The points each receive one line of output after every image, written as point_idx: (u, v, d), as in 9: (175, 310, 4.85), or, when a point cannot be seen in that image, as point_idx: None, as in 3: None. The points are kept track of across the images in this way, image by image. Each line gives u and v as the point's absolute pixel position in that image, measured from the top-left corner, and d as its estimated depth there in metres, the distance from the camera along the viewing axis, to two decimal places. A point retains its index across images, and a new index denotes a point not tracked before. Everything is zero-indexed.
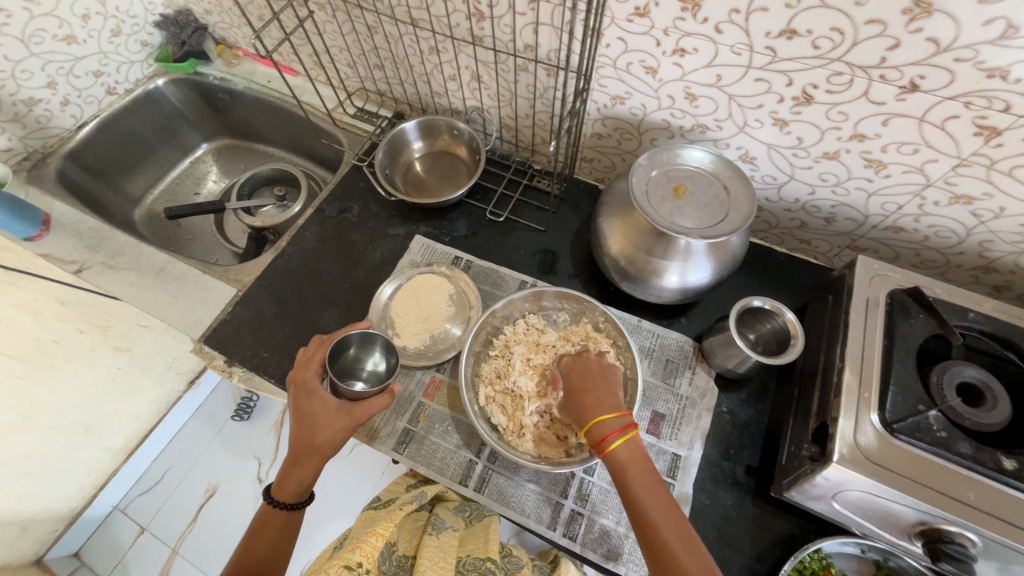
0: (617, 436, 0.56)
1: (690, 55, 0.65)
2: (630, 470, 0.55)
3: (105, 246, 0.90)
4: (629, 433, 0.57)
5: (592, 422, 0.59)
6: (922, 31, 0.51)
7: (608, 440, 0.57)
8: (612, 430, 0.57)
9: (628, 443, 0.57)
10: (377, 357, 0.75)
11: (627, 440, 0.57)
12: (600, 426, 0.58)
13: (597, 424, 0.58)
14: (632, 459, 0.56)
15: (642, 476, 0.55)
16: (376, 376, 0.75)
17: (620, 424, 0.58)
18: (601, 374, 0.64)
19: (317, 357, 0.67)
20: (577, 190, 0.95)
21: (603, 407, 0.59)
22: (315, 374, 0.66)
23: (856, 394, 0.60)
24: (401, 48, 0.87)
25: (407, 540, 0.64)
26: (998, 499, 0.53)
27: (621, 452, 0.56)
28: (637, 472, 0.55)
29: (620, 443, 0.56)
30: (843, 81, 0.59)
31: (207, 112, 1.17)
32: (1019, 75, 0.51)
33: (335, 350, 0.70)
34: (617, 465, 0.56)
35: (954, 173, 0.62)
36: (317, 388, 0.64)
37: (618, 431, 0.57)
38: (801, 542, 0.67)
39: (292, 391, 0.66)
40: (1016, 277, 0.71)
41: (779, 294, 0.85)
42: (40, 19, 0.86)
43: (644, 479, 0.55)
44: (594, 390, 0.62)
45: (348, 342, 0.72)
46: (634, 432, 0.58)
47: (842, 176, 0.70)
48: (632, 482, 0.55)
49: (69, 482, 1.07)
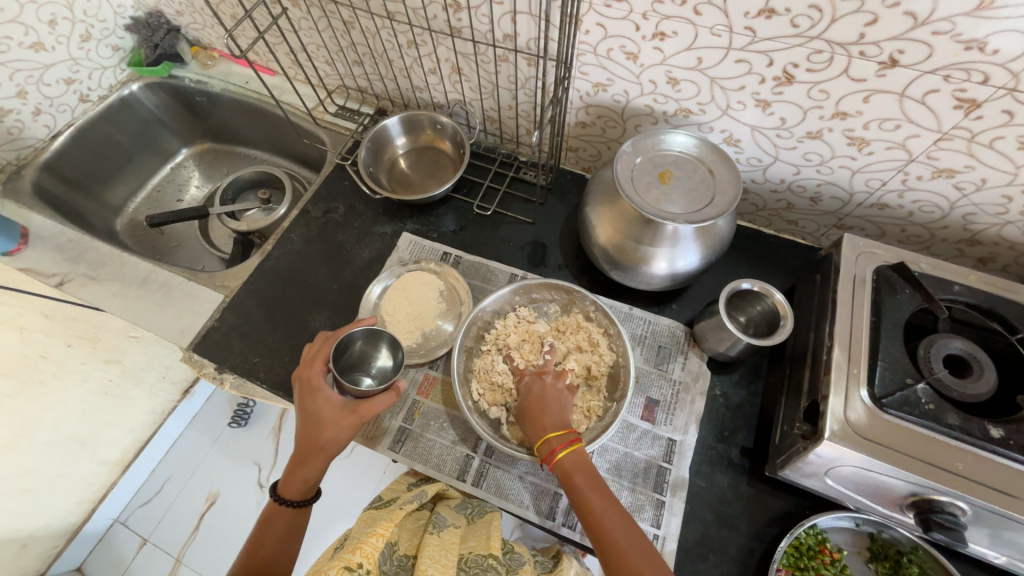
0: (564, 447, 0.59)
1: (670, 38, 0.64)
2: (577, 480, 0.58)
3: (87, 258, 0.89)
4: (574, 445, 0.59)
5: (540, 440, 0.61)
6: (899, 6, 0.51)
7: (555, 453, 0.59)
8: (559, 443, 0.60)
9: (573, 454, 0.59)
10: (384, 353, 0.74)
11: (573, 451, 0.59)
12: (546, 442, 0.60)
13: (545, 438, 0.60)
14: (578, 469, 0.58)
15: (590, 485, 0.57)
16: (383, 372, 0.74)
17: (566, 437, 0.60)
18: (557, 395, 0.66)
19: (321, 355, 0.67)
20: (564, 180, 0.94)
21: (550, 426, 0.62)
22: (320, 372, 0.65)
23: (846, 371, 0.61)
24: (379, 42, 0.86)
25: (409, 539, 0.64)
26: (987, 468, 0.54)
27: (568, 463, 0.59)
28: (584, 482, 0.57)
29: (566, 454, 0.59)
30: (823, 59, 0.59)
31: (185, 116, 1.15)
32: (997, 46, 0.51)
33: (340, 347, 0.70)
34: (564, 477, 0.58)
35: (935, 148, 0.63)
36: (322, 387, 0.64)
37: (563, 443, 0.59)
38: (797, 519, 0.68)
39: (297, 389, 0.66)
40: (1000, 248, 0.72)
41: (769, 276, 0.86)
42: (5, 27, 0.84)
43: (592, 488, 0.57)
44: (547, 410, 0.64)
45: (353, 340, 0.71)
46: (579, 445, 0.60)
47: (826, 155, 0.70)
48: (580, 491, 0.57)
49: (67, 497, 1.06)
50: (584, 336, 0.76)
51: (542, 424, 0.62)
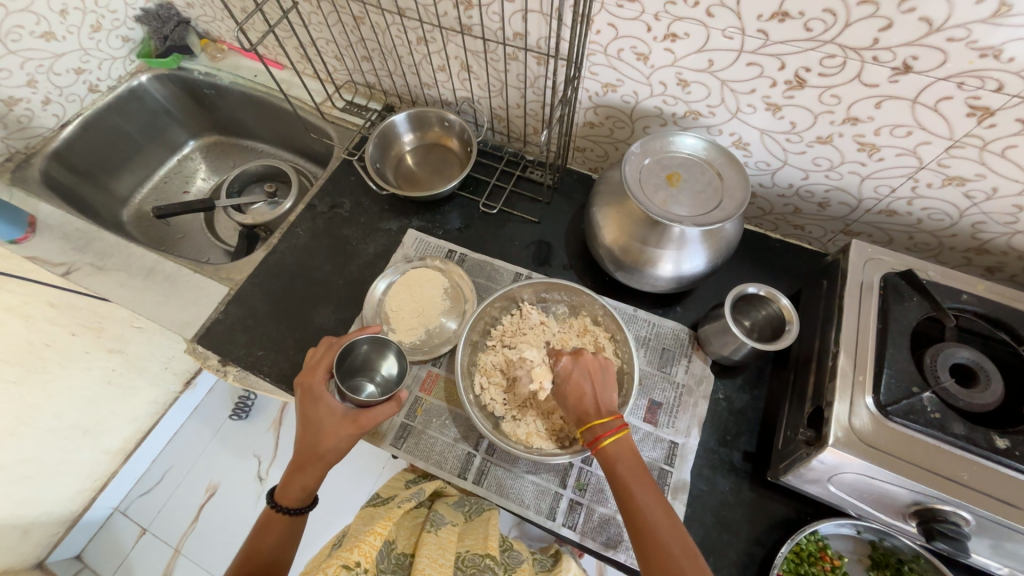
0: (611, 434, 0.58)
1: (681, 40, 0.64)
2: (622, 467, 0.57)
3: (93, 247, 0.89)
4: (622, 433, 0.58)
5: (585, 425, 0.60)
6: (915, 11, 0.51)
7: (601, 439, 0.58)
8: (605, 430, 0.59)
9: (620, 442, 0.58)
10: (389, 362, 0.73)
11: (620, 440, 0.58)
12: (593, 427, 0.59)
13: (589, 426, 0.60)
14: (624, 458, 0.57)
15: (635, 474, 0.56)
16: (386, 381, 0.74)
17: (614, 425, 0.59)
18: (598, 379, 0.64)
19: (324, 362, 0.67)
20: (570, 180, 0.94)
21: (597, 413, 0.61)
22: (323, 380, 0.65)
23: (851, 377, 0.60)
24: (389, 38, 0.86)
25: (407, 537, 0.64)
26: (992, 478, 0.54)
27: (614, 450, 0.58)
28: (629, 470, 0.56)
29: (613, 442, 0.58)
30: (836, 64, 0.58)
31: (193, 109, 1.15)
32: (1013, 54, 0.50)
33: (343, 355, 0.69)
34: (609, 463, 0.58)
35: (946, 155, 0.62)
36: (324, 395, 0.64)
37: (611, 431, 0.59)
38: (798, 525, 0.67)
39: (299, 396, 0.66)
40: (1008, 258, 0.72)
41: (774, 280, 0.85)
42: (16, 16, 0.84)
43: (638, 477, 0.56)
44: (589, 396, 0.63)
45: (358, 348, 0.71)
46: (626, 434, 0.59)
47: (836, 160, 0.70)
48: (625, 478, 0.56)
49: (68, 485, 1.06)
50: (592, 338, 0.76)
51: (587, 411, 0.61)
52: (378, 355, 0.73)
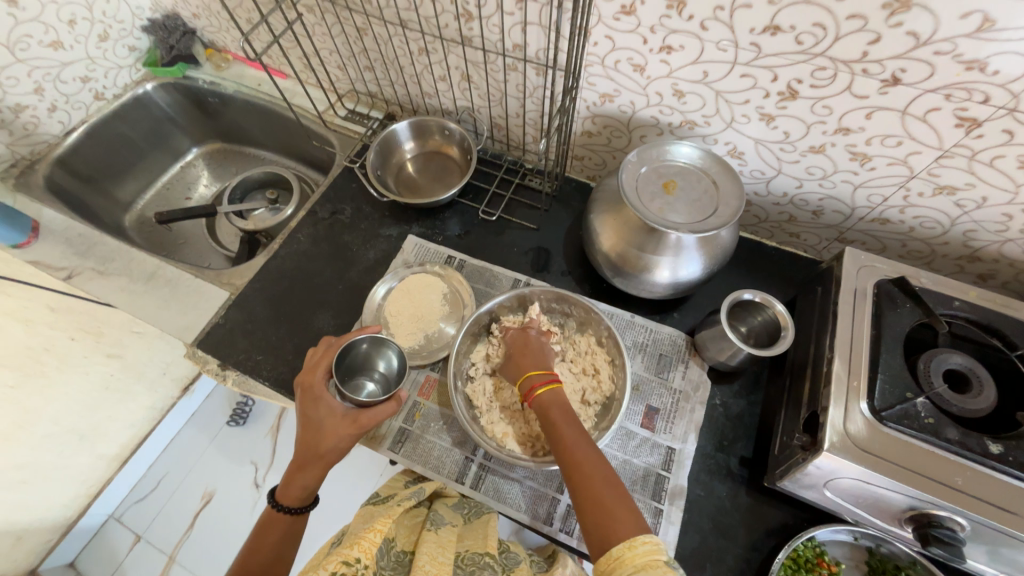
0: (544, 383, 0.62)
1: (676, 51, 0.66)
2: (553, 410, 0.60)
3: (96, 252, 0.90)
4: (554, 384, 0.63)
5: (523, 378, 0.65)
6: (901, 25, 0.52)
7: (535, 389, 0.62)
8: (539, 381, 0.63)
9: (552, 392, 0.62)
10: (388, 358, 0.74)
11: (552, 390, 0.62)
12: (528, 379, 0.64)
13: (525, 377, 0.64)
14: (554, 403, 0.61)
15: (563, 416, 0.59)
16: (385, 378, 0.75)
17: (547, 377, 0.64)
18: (539, 344, 0.70)
19: (323, 362, 0.67)
20: (569, 188, 0.95)
21: (533, 368, 0.66)
22: (323, 380, 0.66)
23: (846, 382, 0.61)
24: (391, 49, 0.87)
25: (406, 535, 0.64)
26: (986, 483, 0.54)
27: (547, 397, 0.61)
28: (559, 413, 0.59)
29: (545, 391, 0.62)
30: (827, 76, 0.60)
31: (197, 117, 1.16)
32: (997, 67, 0.52)
33: (342, 354, 0.70)
34: (541, 409, 0.61)
35: (936, 165, 0.64)
36: (323, 395, 0.64)
37: (544, 381, 0.63)
38: (795, 531, 0.67)
39: (299, 396, 0.66)
40: (1001, 265, 0.73)
41: (771, 287, 0.86)
42: (26, 25, 0.86)
43: (566, 418, 0.59)
44: (530, 357, 0.68)
45: (356, 347, 0.72)
46: (559, 387, 0.63)
47: (829, 169, 0.71)
48: (555, 419, 0.59)
49: (63, 491, 1.06)
50: (592, 354, 0.76)
51: (526, 368, 0.67)
52: (378, 354, 0.74)
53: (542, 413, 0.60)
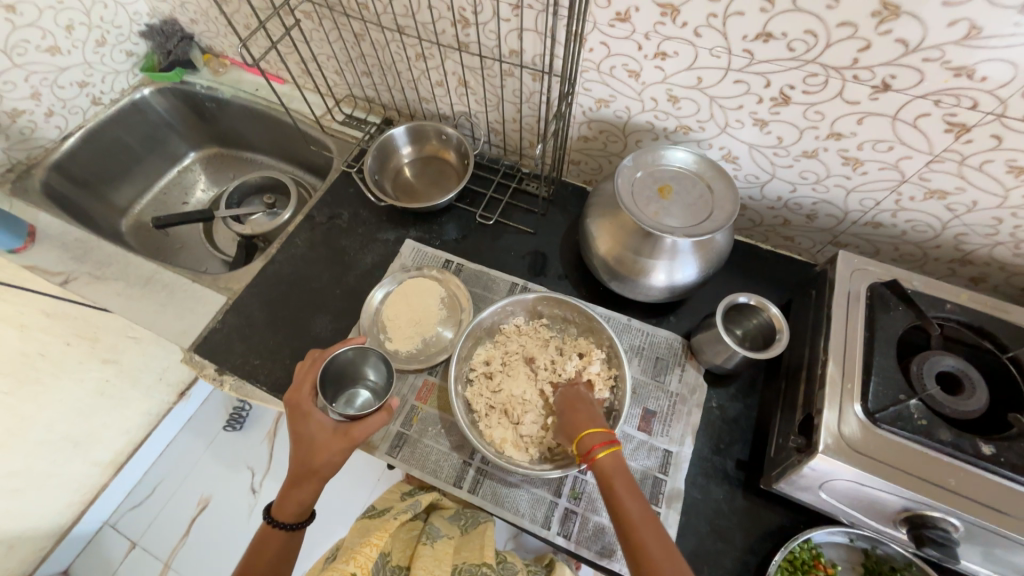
0: (604, 446, 0.60)
1: (671, 58, 0.66)
2: (616, 482, 0.58)
3: (92, 257, 0.90)
4: (613, 447, 0.60)
5: (580, 436, 0.62)
6: (891, 32, 0.53)
7: (594, 451, 0.60)
8: (599, 443, 0.61)
9: (612, 456, 0.60)
10: (375, 368, 0.74)
11: (611, 453, 0.60)
12: (585, 439, 0.61)
13: (587, 435, 0.62)
14: (616, 471, 0.59)
15: (627, 487, 0.58)
16: (377, 385, 0.75)
17: (606, 438, 0.61)
18: (588, 403, 0.67)
19: (309, 378, 0.67)
20: (566, 192, 0.96)
21: (589, 426, 0.63)
22: (309, 396, 0.66)
23: (840, 385, 0.61)
24: (388, 54, 0.88)
25: (401, 549, 0.66)
26: (978, 484, 0.55)
27: (606, 463, 0.59)
28: (622, 483, 0.58)
29: (605, 455, 0.60)
30: (818, 82, 0.61)
31: (194, 122, 1.17)
32: (985, 74, 0.53)
33: (328, 368, 0.70)
34: (601, 475, 0.59)
35: (927, 169, 0.65)
36: (311, 411, 0.64)
37: (603, 444, 0.60)
38: (792, 533, 0.68)
39: (288, 414, 0.66)
40: (991, 268, 0.74)
41: (766, 290, 0.87)
42: (23, 31, 0.86)
43: (628, 489, 0.58)
44: (583, 412, 0.66)
45: (342, 359, 0.71)
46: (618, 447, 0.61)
47: (822, 174, 0.72)
48: (618, 491, 0.58)
49: (58, 498, 1.05)
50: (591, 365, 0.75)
51: (580, 424, 0.64)
52: (363, 362, 0.73)
53: (603, 480, 0.59)
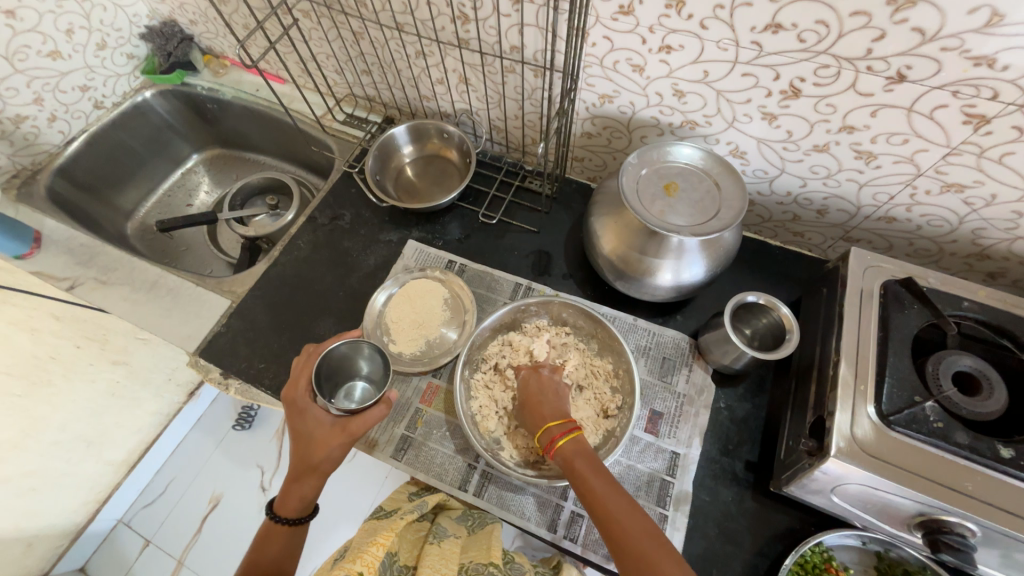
0: (565, 433, 0.60)
1: (676, 51, 0.64)
2: (578, 464, 0.57)
3: (98, 262, 0.90)
4: (575, 433, 0.60)
5: (541, 429, 0.62)
6: (907, 22, 0.51)
7: (555, 440, 0.60)
8: (560, 432, 0.61)
9: (575, 442, 0.60)
10: (370, 361, 0.74)
11: (573, 439, 0.60)
12: (547, 431, 0.62)
13: (545, 431, 0.62)
14: (580, 456, 0.58)
15: (593, 469, 0.57)
16: (374, 378, 0.75)
17: (566, 427, 0.61)
18: (551, 390, 0.67)
19: (304, 375, 0.67)
20: (570, 190, 0.94)
21: (549, 418, 0.63)
22: (305, 393, 0.66)
23: (853, 387, 0.60)
24: (387, 52, 0.87)
25: (409, 549, 0.65)
26: (997, 489, 0.53)
27: (570, 449, 0.59)
28: (587, 467, 0.57)
29: (567, 442, 0.60)
30: (830, 74, 0.59)
31: (196, 123, 1.16)
32: (1006, 63, 0.51)
33: (325, 364, 0.70)
34: (567, 463, 0.59)
35: (944, 162, 0.62)
36: (309, 407, 0.64)
37: (563, 431, 0.61)
38: (803, 536, 0.67)
39: (287, 411, 0.66)
40: (1010, 263, 0.71)
41: (775, 287, 0.85)
42: (24, 36, 0.86)
43: (595, 471, 0.57)
44: (546, 403, 0.66)
45: (338, 354, 0.71)
46: (579, 434, 0.61)
47: (833, 168, 0.70)
48: (583, 474, 0.57)
49: (72, 498, 1.07)
50: (605, 384, 0.74)
51: (543, 416, 0.64)
52: (357, 356, 0.73)
53: (568, 468, 0.58)
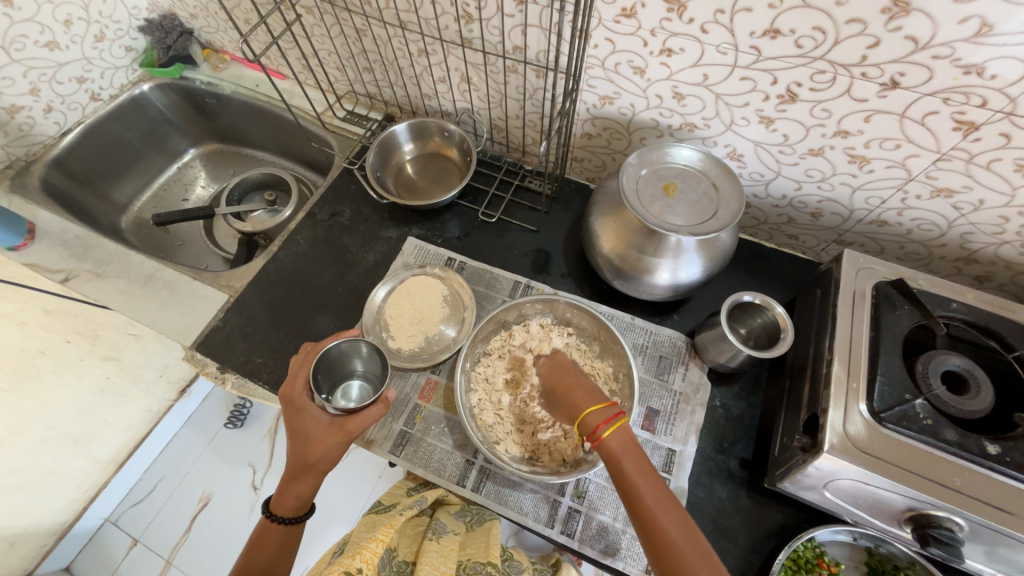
0: (609, 425, 0.57)
1: (677, 54, 0.66)
2: (624, 459, 0.56)
3: (92, 254, 0.89)
4: (619, 422, 0.58)
5: (582, 416, 0.59)
6: (900, 30, 0.53)
7: (598, 432, 0.57)
8: (603, 421, 0.58)
9: (619, 432, 0.57)
10: (366, 359, 0.74)
11: (618, 430, 0.57)
12: (589, 419, 0.59)
13: (586, 418, 0.59)
14: (625, 447, 0.56)
15: (637, 465, 0.55)
16: (371, 376, 0.75)
17: (611, 414, 0.58)
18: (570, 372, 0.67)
19: (302, 374, 0.67)
20: (569, 190, 0.95)
21: (591, 403, 0.60)
22: (303, 391, 0.65)
23: (845, 384, 0.61)
24: (390, 50, 0.87)
25: (408, 545, 0.66)
26: (985, 485, 0.55)
27: (614, 440, 0.57)
28: (631, 460, 0.56)
29: (610, 433, 0.57)
30: (826, 79, 0.60)
31: (194, 118, 1.16)
32: (995, 72, 0.52)
33: (321, 363, 0.69)
34: (609, 454, 0.57)
35: (934, 167, 0.64)
36: (306, 406, 0.64)
37: (609, 422, 0.57)
38: (795, 532, 0.68)
39: (283, 409, 0.66)
40: (997, 267, 0.74)
41: (769, 289, 0.87)
42: (20, 26, 0.85)
43: (638, 468, 0.55)
44: (578, 389, 0.63)
45: (334, 353, 0.71)
46: (623, 422, 0.58)
47: (828, 172, 0.72)
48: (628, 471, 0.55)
49: (60, 495, 1.05)
50: (604, 387, 0.74)
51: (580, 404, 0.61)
52: (353, 355, 0.73)
53: (611, 459, 0.56)
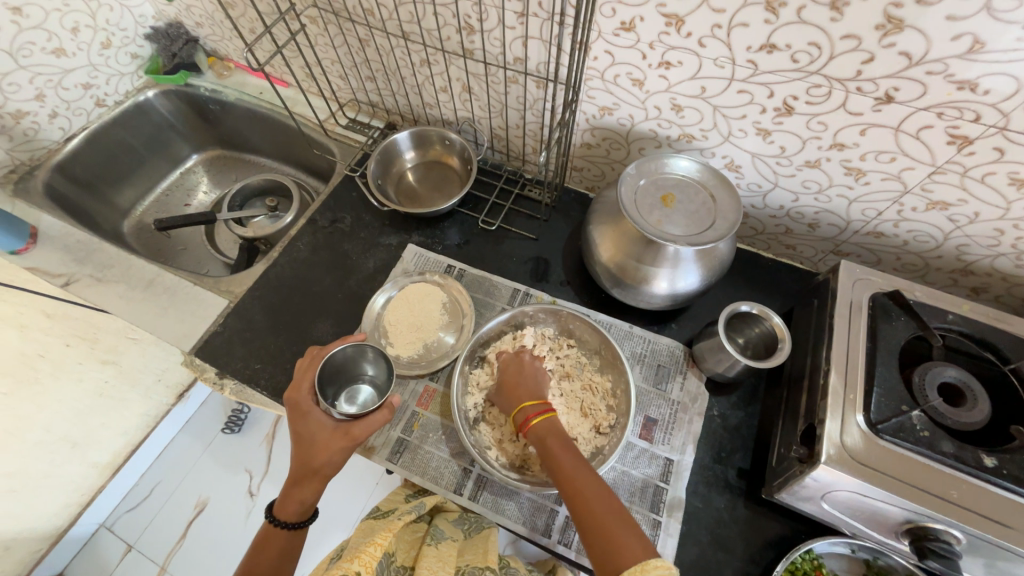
0: (538, 413, 0.63)
1: (675, 67, 0.67)
2: (550, 442, 0.60)
3: (94, 259, 0.90)
4: (547, 413, 0.64)
5: (518, 408, 0.66)
6: (894, 45, 0.53)
7: (529, 420, 0.63)
8: (533, 411, 0.64)
9: (547, 421, 0.63)
10: (372, 364, 0.74)
11: (547, 419, 0.63)
12: (523, 411, 0.65)
13: (521, 410, 0.65)
14: (550, 434, 0.61)
15: (560, 445, 0.60)
16: (375, 381, 0.75)
17: (540, 407, 0.65)
18: (530, 372, 0.71)
19: (307, 378, 0.67)
20: (568, 198, 0.96)
21: (526, 397, 0.67)
22: (309, 395, 0.65)
23: (842, 396, 0.61)
24: (392, 60, 0.88)
25: (406, 550, 0.66)
26: (982, 497, 0.55)
27: (541, 428, 0.62)
28: (555, 442, 0.60)
29: (540, 421, 0.63)
30: (822, 93, 0.61)
31: (197, 124, 1.17)
32: (988, 87, 0.53)
33: (326, 367, 0.69)
34: (539, 442, 0.61)
35: (929, 180, 0.65)
36: (311, 411, 0.64)
37: (538, 411, 0.64)
38: (793, 543, 0.68)
39: (287, 414, 0.65)
40: (993, 280, 0.74)
41: (767, 299, 0.87)
42: (28, 33, 0.86)
43: (563, 447, 0.60)
44: (522, 385, 0.69)
45: (340, 358, 0.71)
46: (553, 414, 0.64)
47: (824, 183, 0.72)
48: (552, 450, 0.59)
49: (55, 499, 1.04)
50: (601, 401, 0.74)
51: (520, 397, 0.67)
52: (361, 359, 0.74)
53: (540, 445, 0.61)
